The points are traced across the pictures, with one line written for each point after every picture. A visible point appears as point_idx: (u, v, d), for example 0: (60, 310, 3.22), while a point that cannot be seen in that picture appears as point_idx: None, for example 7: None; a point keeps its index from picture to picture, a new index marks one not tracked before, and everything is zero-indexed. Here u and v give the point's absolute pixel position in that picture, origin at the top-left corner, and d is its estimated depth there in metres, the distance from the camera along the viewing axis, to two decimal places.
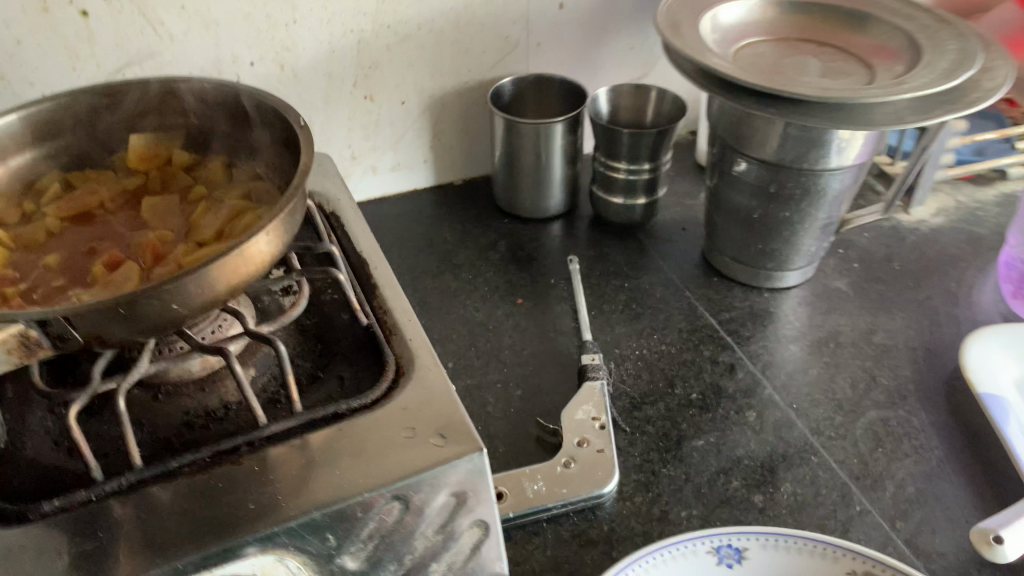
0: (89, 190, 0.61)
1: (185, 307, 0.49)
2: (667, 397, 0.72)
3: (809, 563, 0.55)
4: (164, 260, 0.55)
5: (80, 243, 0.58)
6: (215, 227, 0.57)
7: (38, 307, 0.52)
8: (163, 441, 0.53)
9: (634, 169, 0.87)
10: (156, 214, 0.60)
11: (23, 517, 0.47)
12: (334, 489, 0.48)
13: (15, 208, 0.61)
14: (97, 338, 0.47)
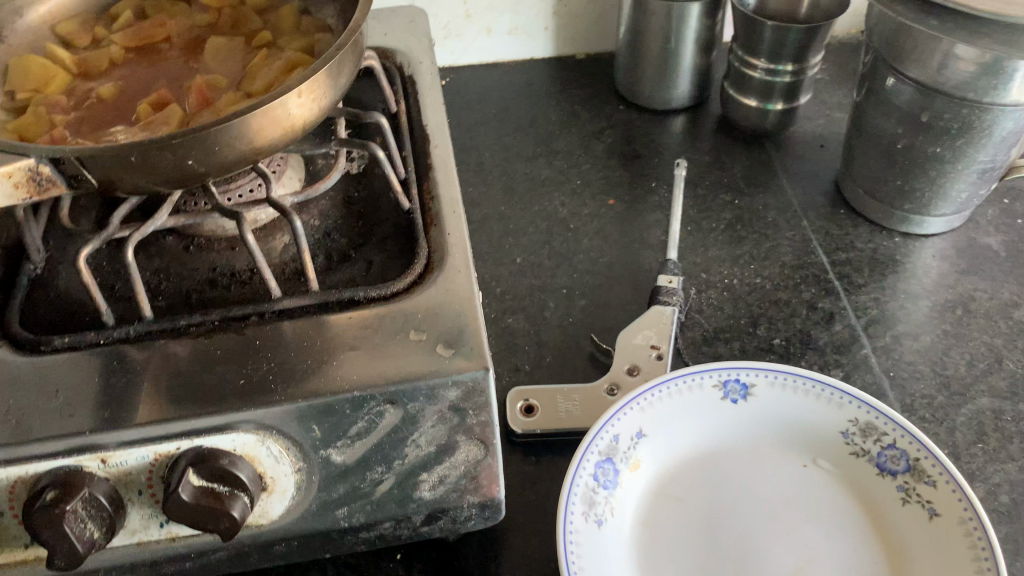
0: (158, 21, 0.59)
1: (203, 165, 0.46)
2: (746, 337, 0.65)
3: (814, 406, 0.57)
4: (208, 106, 0.52)
5: (138, 77, 0.56)
6: (266, 77, 0.54)
7: (80, 139, 0.51)
8: (182, 295, 0.51)
9: (774, 70, 0.75)
10: (216, 56, 0.57)
11: (36, 348, 0.48)
12: (324, 380, 0.45)
13: (88, 32, 0.59)
14: (113, 184, 0.45)
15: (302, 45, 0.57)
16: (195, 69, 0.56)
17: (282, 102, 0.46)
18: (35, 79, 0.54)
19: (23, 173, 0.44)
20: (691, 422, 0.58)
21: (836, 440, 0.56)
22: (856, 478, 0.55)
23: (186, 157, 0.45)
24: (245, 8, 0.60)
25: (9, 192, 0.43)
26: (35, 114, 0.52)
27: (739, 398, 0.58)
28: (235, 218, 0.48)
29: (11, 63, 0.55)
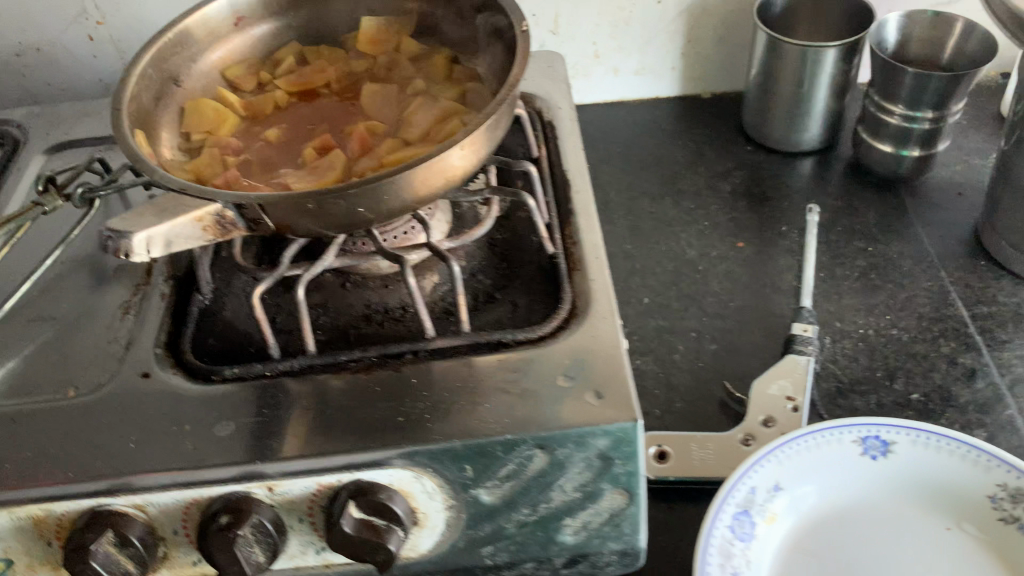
0: (318, 66, 0.62)
1: (371, 211, 0.48)
2: (882, 391, 0.64)
3: (960, 468, 0.56)
4: (369, 152, 0.55)
5: (301, 121, 0.59)
6: (423, 126, 0.56)
7: (252, 180, 0.55)
8: (340, 330, 0.54)
9: (912, 116, 0.74)
10: (374, 102, 0.59)
11: (209, 377, 0.51)
12: (478, 423, 0.47)
13: (253, 74, 0.63)
14: (288, 228, 0.48)
15: (455, 94, 0.59)
16: (353, 115, 0.59)
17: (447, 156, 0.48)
18: (208, 122, 0.58)
19: (210, 217, 0.46)
20: (829, 477, 0.57)
21: (983, 504, 0.55)
22: (1004, 545, 0.54)
23: (357, 205, 0.48)
24: (399, 54, 0.63)
25: (198, 235, 0.46)
26: (209, 156, 0.56)
27: (880, 456, 0.57)
28: (398, 261, 0.50)
29: (186, 105, 0.59)
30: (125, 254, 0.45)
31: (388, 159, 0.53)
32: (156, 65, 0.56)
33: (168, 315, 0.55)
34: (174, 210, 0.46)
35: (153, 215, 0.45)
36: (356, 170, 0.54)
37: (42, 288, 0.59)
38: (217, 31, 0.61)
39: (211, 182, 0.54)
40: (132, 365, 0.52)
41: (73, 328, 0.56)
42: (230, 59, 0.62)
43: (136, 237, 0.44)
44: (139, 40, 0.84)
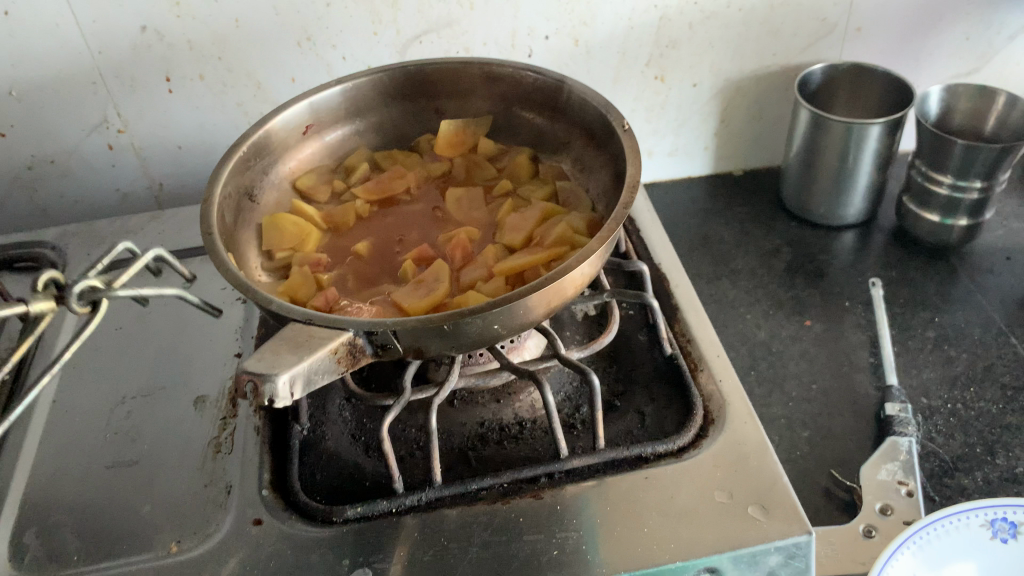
0: (396, 172, 0.62)
1: (506, 326, 0.44)
2: (987, 466, 0.62)
3: None
4: (473, 261, 0.54)
5: (387, 232, 0.58)
6: (522, 227, 0.55)
7: (353, 295, 0.53)
8: (458, 453, 0.51)
9: (961, 186, 0.75)
10: (462, 207, 0.59)
11: (328, 519, 0.47)
12: (644, 549, 0.43)
13: (326, 183, 0.63)
14: (416, 350, 0.44)
15: (545, 195, 0.60)
16: (442, 221, 0.59)
17: (581, 267, 0.44)
18: (291, 237, 0.57)
19: (342, 346, 0.43)
20: (962, 565, 0.56)
21: None
22: None
23: (493, 323, 0.44)
24: (476, 156, 0.64)
25: (333, 367, 0.43)
26: (301, 273, 0.54)
27: (1009, 538, 0.56)
28: (530, 376, 0.47)
29: (264, 222, 0.57)
30: (270, 401, 0.41)
31: (499, 268, 0.51)
32: (240, 181, 0.55)
33: (266, 451, 0.51)
34: (304, 340, 0.42)
35: (289, 351, 0.42)
36: (466, 281, 0.52)
37: (113, 426, 0.54)
38: (288, 141, 0.61)
39: (310, 302, 0.51)
40: (239, 508, 0.47)
41: (158, 469, 0.51)
42: (300, 168, 0.62)
43: (278, 378, 0.40)
44: (163, 151, 0.80)
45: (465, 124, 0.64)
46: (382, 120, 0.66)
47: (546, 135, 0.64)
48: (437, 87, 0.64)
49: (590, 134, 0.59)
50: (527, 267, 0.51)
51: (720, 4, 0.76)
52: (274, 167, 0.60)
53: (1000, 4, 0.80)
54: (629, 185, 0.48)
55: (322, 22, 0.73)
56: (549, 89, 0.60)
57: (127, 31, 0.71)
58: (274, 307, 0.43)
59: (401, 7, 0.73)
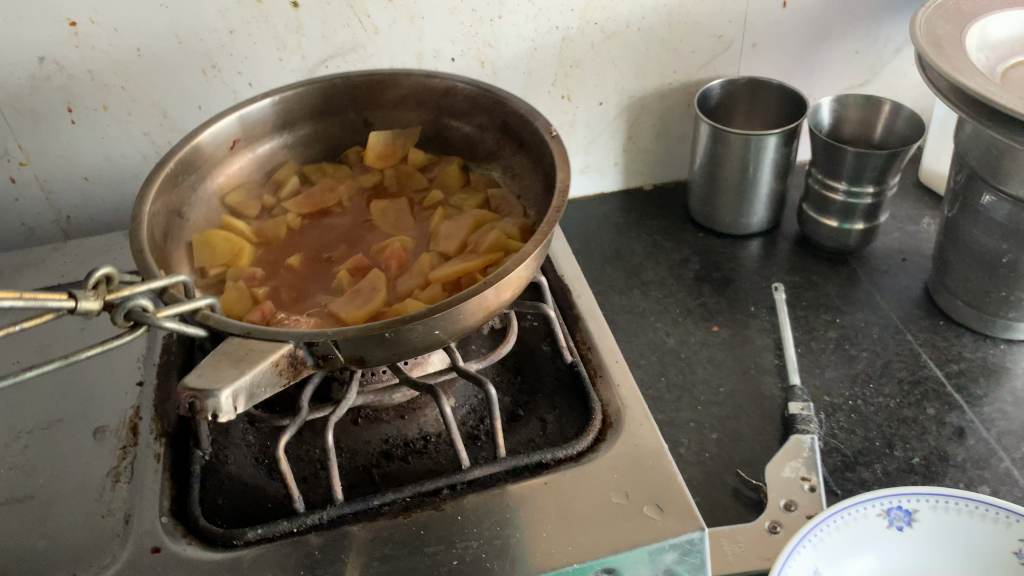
0: (327, 186, 0.63)
1: (446, 332, 0.44)
2: (885, 459, 0.65)
3: (983, 526, 0.57)
4: (409, 270, 0.55)
5: (319, 246, 0.59)
6: (457, 235, 0.57)
7: (291, 308, 0.53)
8: (362, 470, 0.51)
9: (855, 192, 0.78)
10: (391, 219, 0.61)
11: (228, 542, 0.46)
12: (540, 554, 0.44)
13: (256, 199, 0.63)
14: (358, 360, 0.44)
15: (477, 204, 0.62)
16: (375, 234, 0.60)
17: (519, 270, 0.45)
18: (223, 253, 0.57)
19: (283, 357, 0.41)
20: (865, 554, 0.57)
21: (1012, 561, 0.56)
22: None
23: (434, 328, 0.43)
24: (406, 166, 0.65)
25: (276, 380, 0.41)
26: (236, 289, 0.54)
27: (904, 526, 0.58)
28: (428, 389, 0.48)
29: (195, 238, 0.57)
30: (214, 416, 0.38)
31: (434, 274, 0.53)
32: (165, 199, 0.55)
33: (166, 477, 0.50)
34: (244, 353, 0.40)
35: (229, 366, 0.39)
36: (402, 290, 0.53)
37: (7, 463, 0.52)
38: (216, 156, 0.61)
39: (246, 317, 0.51)
40: (137, 537, 0.46)
41: (53, 504, 0.49)
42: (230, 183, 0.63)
43: (224, 392, 0.38)
44: (67, 182, 0.79)
45: (395, 135, 0.66)
46: (312, 133, 0.67)
47: (475, 143, 0.66)
48: (364, 96, 0.65)
49: (524, 143, 0.61)
50: (463, 273, 0.53)
51: (620, 24, 0.79)
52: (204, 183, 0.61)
53: (883, 19, 0.84)
54: (560, 189, 0.50)
55: (226, 49, 0.73)
56: (480, 97, 0.62)
57: (24, 62, 0.70)
58: (211, 322, 0.42)
59: (306, 32, 0.74)
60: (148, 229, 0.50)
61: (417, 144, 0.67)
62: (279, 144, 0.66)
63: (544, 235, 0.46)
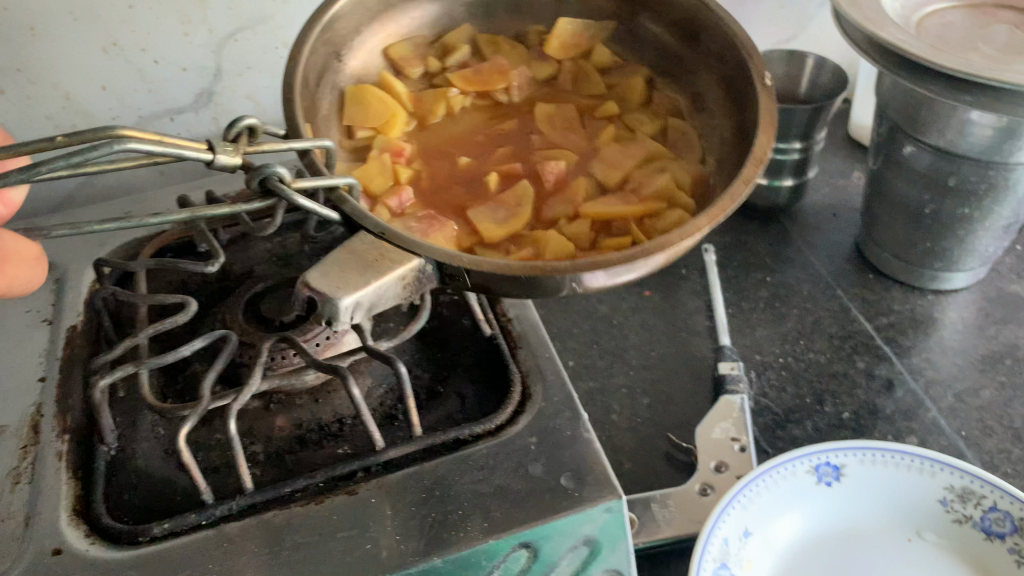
0: (496, 66, 0.64)
1: (583, 287, 0.44)
2: (816, 415, 0.65)
3: (908, 477, 0.58)
4: (563, 190, 0.57)
5: (475, 136, 0.62)
6: (617, 167, 0.58)
7: (436, 204, 0.56)
8: (274, 457, 0.49)
9: (782, 148, 0.77)
10: (554, 128, 0.62)
11: (134, 540, 0.45)
12: (454, 533, 0.44)
13: (418, 58, 0.64)
14: (485, 288, 0.44)
15: (653, 130, 0.62)
16: (534, 134, 0.62)
17: (683, 244, 0.44)
18: (373, 116, 0.59)
19: None
20: (795, 511, 0.57)
21: (936, 508, 0.57)
22: (964, 547, 0.56)
23: (572, 282, 0.43)
24: (588, 65, 0.66)
25: None
26: (380, 162, 0.56)
27: (833, 481, 0.58)
28: (336, 372, 0.46)
29: (348, 91, 0.60)
30: None
31: (587, 209, 0.55)
32: (325, 48, 0.56)
33: (70, 475, 0.48)
34: (365, 265, 0.44)
35: None
36: (549, 215, 0.55)
37: None
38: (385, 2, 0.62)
39: (383, 201, 0.54)
40: (37, 539, 0.44)
41: None
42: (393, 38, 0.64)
43: (342, 302, 0.42)
44: None
45: (585, 26, 0.66)
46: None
47: (668, 55, 0.64)
48: None
49: (717, 83, 0.59)
50: (620, 214, 0.55)
51: None
52: (370, 38, 0.62)
53: None
54: (756, 158, 0.47)
55: (126, 25, 0.70)
56: (686, 12, 0.59)
57: None
58: (346, 209, 0.42)
59: (210, 5, 0.71)
60: (303, 72, 0.52)
61: (609, 37, 0.67)
62: (458, 3, 0.67)
63: (718, 215, 0.44)
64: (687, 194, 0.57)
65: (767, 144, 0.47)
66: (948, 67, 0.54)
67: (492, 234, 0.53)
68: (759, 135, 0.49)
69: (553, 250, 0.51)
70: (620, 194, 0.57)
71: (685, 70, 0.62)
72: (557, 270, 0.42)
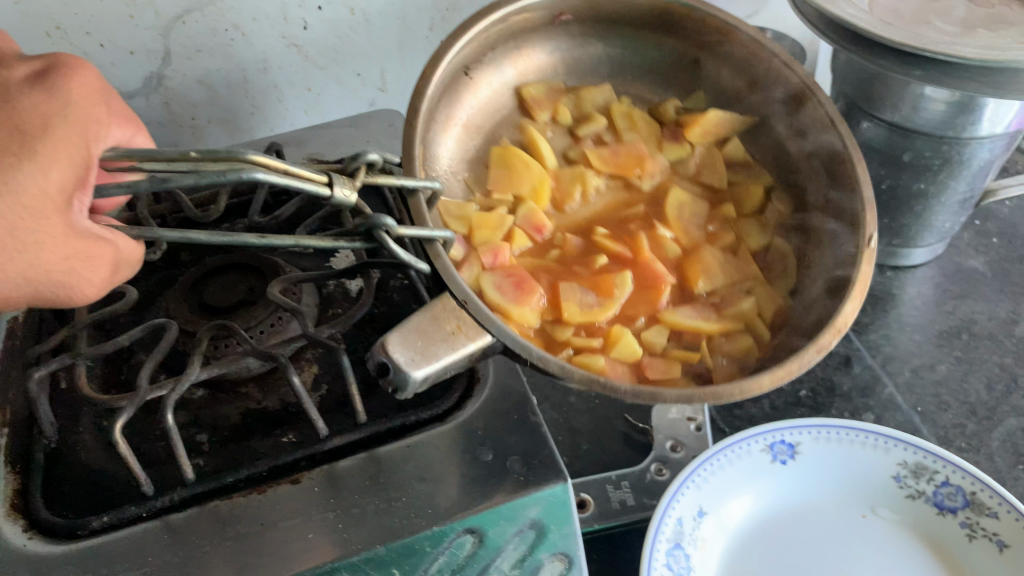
0: (632, 145, 0.67)
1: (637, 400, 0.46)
2: (773, 394, 0.65)
3: (862, 453, 0.58)
4: (649, 290, 0.59)
5: (595, 210, 0.64)
6: (710, 268, 0.61)
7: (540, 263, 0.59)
8: (218, 447, 0.49)
9: None
10: (676, 217, 0.63)
11: (73, 534, 0.44)
12: (397, 520, 0.43)
13: (550, 104, 0.68)
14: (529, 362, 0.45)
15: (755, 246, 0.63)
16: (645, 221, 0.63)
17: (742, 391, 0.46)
18: (509, 177, 0.62)
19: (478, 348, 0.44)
20: (751, 490, 0.57)
21: (890, 485, 0.58)
22: (918, 522, 0.56)
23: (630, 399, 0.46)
24: (717, 154, 0.68)
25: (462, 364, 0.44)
26: (495, 218, 0.59)
27: (789, 459, 0.59)
28: (275, 362, 0.46)
29: (496, 153, 0.63)
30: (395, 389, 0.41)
31: (666, 317, 0.57)
32: (454, 79, 0.60)
33: (9, 469, 0.47)
34: (443, 336, 0.43)
35: (433, 344, 0.42)
36: (630, 314, 0.58)
37: None
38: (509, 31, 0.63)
39: (479, 253, 0.56)
40: None
41: None
42: (525, 68, 0.67)
43: (417, 375, 0.41)
44: None
45: (734, 119, 0.67)
46: (598, 13, 0.66)
47: (792, 172, 0.65)
48: (699, 32, 0.66)
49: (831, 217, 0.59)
50: (693, 330, 0.57)
51: None
52: (499, 59, 0.65)
53: None
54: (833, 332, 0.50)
55: (70, 8, 0.65)
56: (813, 103, 0.61)
57: None
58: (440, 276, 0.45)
59: None
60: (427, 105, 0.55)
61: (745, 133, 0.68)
62: (599, 40, 0.69)
63: (774, 381, 0.47)
64: (765, 324, 0.59)
65: (845, 322, 0.50)
66: (898, 43, 0.54)
67: (579, 318, 0.55)
68: (848, 303, 0.51)
69: (624, 352, 0.54)
70: (700, 306, 0.59)
71: (817, 178, 0.61)
72: (619, 389, 0.45)
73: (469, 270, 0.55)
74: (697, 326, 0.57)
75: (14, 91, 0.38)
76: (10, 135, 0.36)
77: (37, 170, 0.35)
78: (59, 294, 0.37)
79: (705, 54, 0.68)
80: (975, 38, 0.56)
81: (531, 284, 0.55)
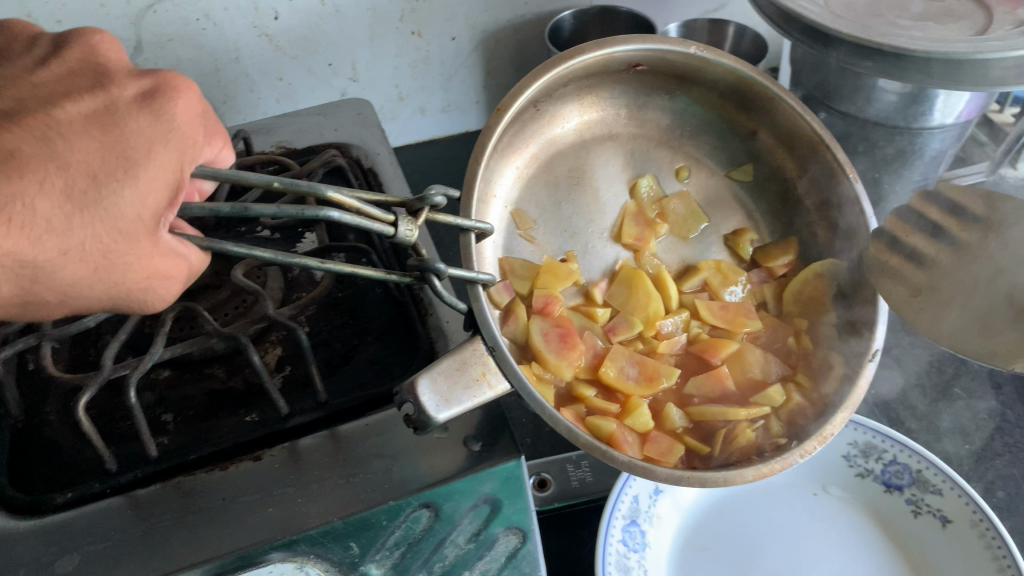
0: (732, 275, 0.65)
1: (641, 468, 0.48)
2: None
3: None
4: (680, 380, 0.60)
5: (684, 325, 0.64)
6: (742, 363, 0.62)
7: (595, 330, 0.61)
8: (183, 425, 0.50)
9: None
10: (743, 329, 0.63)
11: (38, 509, 0.45)
12: (356, 495, 0.44)
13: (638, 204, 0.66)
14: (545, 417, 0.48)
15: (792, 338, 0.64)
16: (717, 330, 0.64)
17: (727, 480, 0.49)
18: (621, 295, 0.63)
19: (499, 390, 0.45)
20: None
21: (840, 464, 0.60)
22: (865, 499, 0.59)
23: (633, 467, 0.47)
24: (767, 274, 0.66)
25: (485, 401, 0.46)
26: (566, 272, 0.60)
27: None
28: (236, 341, 0.47)
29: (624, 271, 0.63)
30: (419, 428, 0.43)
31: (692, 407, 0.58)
32: (524, 117, 0.59)
33: None
34: (467, 381, 0.44)
35: (457, 387, 0.44)
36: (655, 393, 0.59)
37: None
38: (583, 76, 0.60)
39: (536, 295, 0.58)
40: None
41: None
42: (591, 110, 0.64)
43: (440, 419, 0.42)
44: None
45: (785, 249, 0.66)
46: (674, 71, 0.62)
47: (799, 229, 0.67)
48: (751, 101, 0.63)
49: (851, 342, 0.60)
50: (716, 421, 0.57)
51: None
52: (570, 96, 0.62)
53: None
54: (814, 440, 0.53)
55: None
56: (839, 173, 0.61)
57: None
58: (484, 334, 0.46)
59: None
60: (499, 131, 0.54)
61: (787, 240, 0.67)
62: (666, 95, 0.65)
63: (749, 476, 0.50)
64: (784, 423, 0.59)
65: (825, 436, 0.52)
66: (848, 36, 0.55)
67: (608, 380, 0.57)
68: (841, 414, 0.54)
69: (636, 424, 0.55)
70: (725, 401, 0.60)
71: (854, 297, 0.62)
72: (616, 459, 0.46)
73: (516, 320, 0.56)
74: (719, 415, 0.57)
75: (121, 111, 0.39)
76: (115, 157, 0.36)
77: (137, 195, 0.36)
78: (135, 304, 0.39)
79: (758, 120, 0.65)
80: (926, 32, 0.57)
81: (576, 341, 0.57)
